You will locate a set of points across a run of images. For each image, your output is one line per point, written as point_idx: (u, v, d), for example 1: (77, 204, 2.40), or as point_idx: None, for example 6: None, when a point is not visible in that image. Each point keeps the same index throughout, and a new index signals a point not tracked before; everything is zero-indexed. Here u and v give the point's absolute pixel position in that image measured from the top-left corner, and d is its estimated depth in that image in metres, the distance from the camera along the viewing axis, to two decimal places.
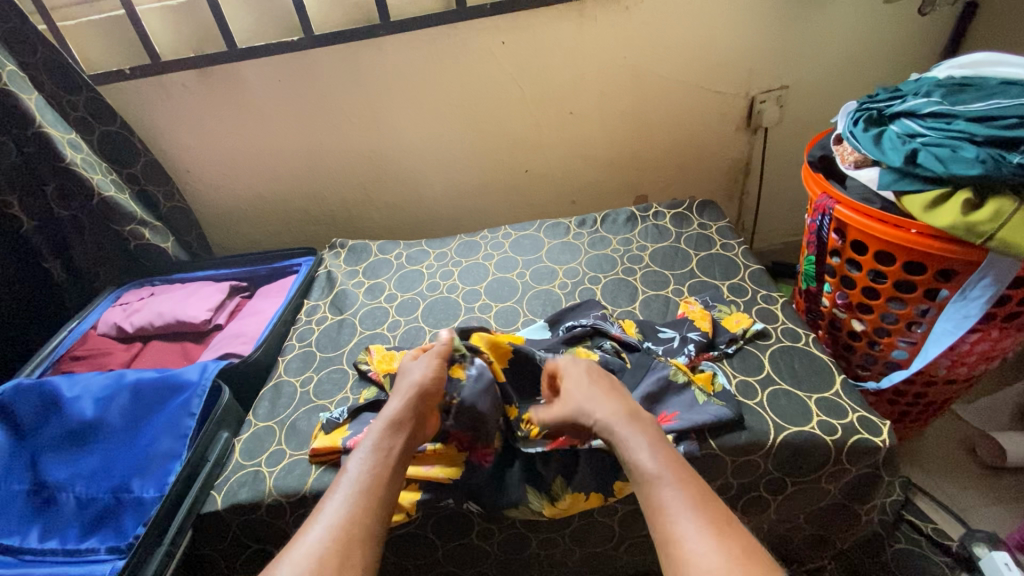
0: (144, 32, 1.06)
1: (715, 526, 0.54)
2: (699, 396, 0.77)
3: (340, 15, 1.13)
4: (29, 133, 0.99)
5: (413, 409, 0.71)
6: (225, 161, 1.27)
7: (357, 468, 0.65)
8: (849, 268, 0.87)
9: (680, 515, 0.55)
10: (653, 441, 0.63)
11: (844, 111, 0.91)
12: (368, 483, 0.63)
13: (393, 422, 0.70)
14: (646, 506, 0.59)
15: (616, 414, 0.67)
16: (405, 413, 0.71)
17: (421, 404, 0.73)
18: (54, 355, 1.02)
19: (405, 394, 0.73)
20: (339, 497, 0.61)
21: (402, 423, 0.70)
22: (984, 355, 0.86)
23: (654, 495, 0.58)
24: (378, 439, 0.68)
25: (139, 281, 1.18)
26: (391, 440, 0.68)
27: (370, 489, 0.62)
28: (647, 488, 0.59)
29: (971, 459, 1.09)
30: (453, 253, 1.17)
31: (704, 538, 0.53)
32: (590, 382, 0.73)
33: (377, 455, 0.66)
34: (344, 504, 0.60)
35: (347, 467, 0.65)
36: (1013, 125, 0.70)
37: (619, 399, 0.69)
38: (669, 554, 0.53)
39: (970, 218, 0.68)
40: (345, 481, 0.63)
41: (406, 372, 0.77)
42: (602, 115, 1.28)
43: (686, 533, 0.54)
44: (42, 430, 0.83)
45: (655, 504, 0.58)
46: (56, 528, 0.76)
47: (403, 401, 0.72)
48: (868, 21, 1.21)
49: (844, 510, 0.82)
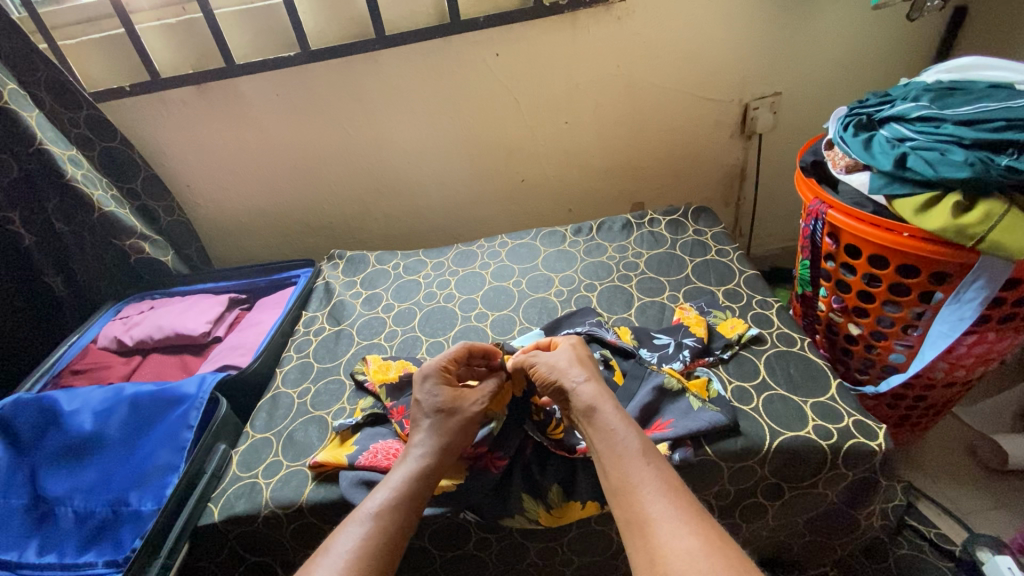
0: (143, 50, 1.08)
1: (687, 510, 0.56)
2: (694, 402, 0.77)
3: (336, 30, 1.14)
4: (29, 150, 1.00)
5: (444, 462, 0.70)
6: (224, 175, 1.28)
7: (379, 512, 0.63)
8: (844, 272, 0.87)
9: (655, 496, 0.58)
10: (628, 422, 0.66)
11: (834, 116, 0.92)
12: (387, 533, 0.61)
13: (421, 472, 0.68)
14: (618, 485, 0.61)
15: (594, 390, 0.70)
16: (435, 464, 0.69)
17: (449, 452, 0.70)
18: (54, 369, 1.03)
19: (433, 438, 0.71)
20: (356, 541, 0.59)
21: (430, 474, 0.68)
22: (982, 358, 0.86)
23: (630, 474, 0.61)
24: (404, 487, 0.66)
25: (138, 294, 1.19)
26: (416, 490, 0.66)
27: (388, 541, 0.60)
28: (622, 465, 0.62)
29: (972, 463, 1.08)
30: (450, 263, 1.18)
31: (675, 519, 0.55)
32: (572, 352, 0.77)
33: (401, 503, 0.64)
34: (360, 552, 0.58)
35: (368, 507, 0.63)
36: (1001, 128, 0.71)
37: (594, 377, 0.73)
38: (645, 533, 0.56)
39: (960, 221, 0.69)
40: (363, 524, 0.61)
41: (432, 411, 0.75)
42: (597, 124, 1.29)
43: (658, 514, 0.56)
44: (41, 445, 0.83)
45: (628, 483, 0.60)
46: (53, 543, 0.75)
47: (434, 448, 0.70)
48: (859, 27, 1.22)
49: (844, 516, 0.81)
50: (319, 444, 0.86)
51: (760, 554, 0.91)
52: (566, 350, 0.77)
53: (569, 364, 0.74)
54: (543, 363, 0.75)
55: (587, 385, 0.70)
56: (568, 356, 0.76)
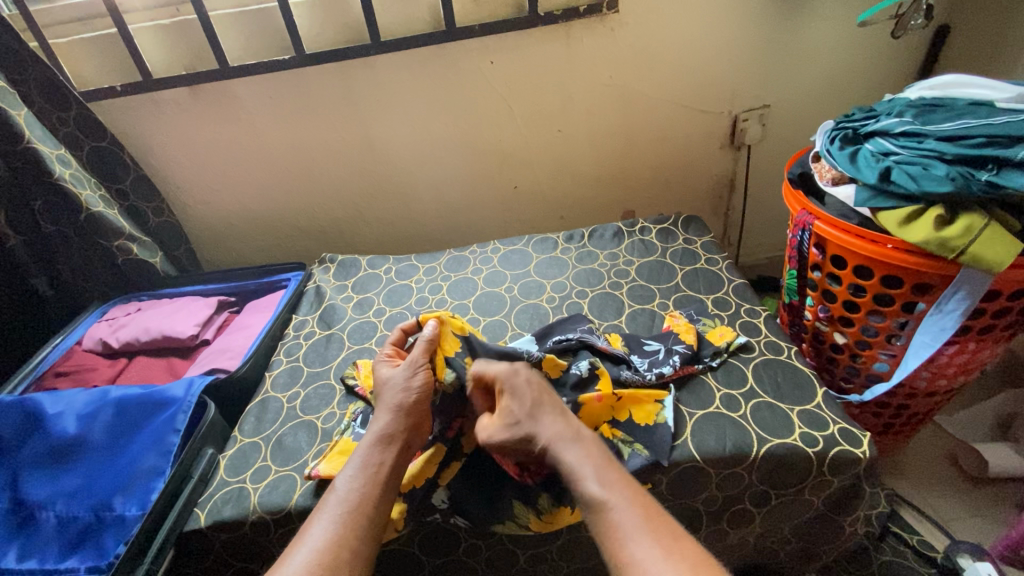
0: (136, 51, 1.07)
1: (667, 545, 0.55)
2: (665, 438, 0.76)
3: (331, 34, 1.15)
4: (17, 149, 0.99)
5: (403, 423, 0.70)
6: (216, 177, 1.28)
7: (347, 490, 0.64)
8: (829, 282, 0.89)
9: (635, 539, 0.56)
10: (602, 466, 0.63)
11: (820, 129, 0.94)
12: (356, 503, 0.63)
13: (381, 439, 0.69)
14: (599, 535, 0.59)
15: (554, 432, 0.67)
16: (394, 428, 0.69)
17: (413, 414, 0.71)
18: (37, 371, 1.01)
19: (392, 405, 0.71)
20: (327, 517, 0.61)
21: (391, 439, 0.69)
22: (963, 368, 0.88)
23: (610, 520, 0.58)
24: (366, 457, 0.67)
25: (125, 296, 1.17)
26: (379, 456, 0.67)
27: (359, 509, 0.62)
28: (600, 514, 0.59)
29: (954, 471, 1.10)
30: (442, 268, 1.18)
31: (655, 558, 0.54)
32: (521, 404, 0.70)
33: (369, 476, 0.65)
34: (330, 528, 0.60)
35: (335, 486, 0.65)
36: (981, 144, 0.73)
37: (551, 415, 0.69)
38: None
39: (942, 234, 0.70)
40: (332, 501, 0.63)
41: (391, 381, 0.75)
42: (589, 133, 1.30)
43: (643, 556, 0.54)
44: (23, 448, 0.82)
45: (606, 525, 0.58)
46: (35, 548, 0.74)
47: (391, 413, 0.71)
48: (846, 42, 1.25)
49: (829, 522, 0.82)
50: (310, 448, 0.85)
51: (748, 560, 0.92)
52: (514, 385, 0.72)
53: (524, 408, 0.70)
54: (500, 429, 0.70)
55: (547, 431, 0.68)
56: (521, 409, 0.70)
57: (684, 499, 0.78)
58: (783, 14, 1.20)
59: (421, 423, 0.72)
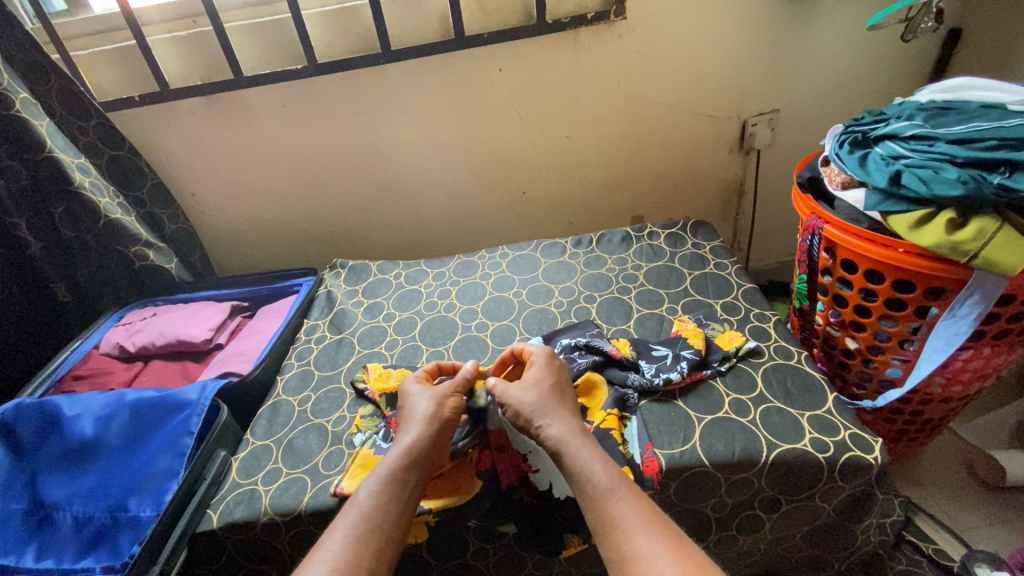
0: (154, 62, 1.10)
1: (671, 541, 0.56)
2: (672, 448, 0.77)
3: (343, 44, 1.17)
4: (38, 159, 1.02)
5: (430, 441, 0.71)
6: (230, 185, 1.30)
7: (370, 505, 0.64)
8: (841, 287, 0.88)
9: (632, 533, 0.58)
10: (599, 459, 0.65)
11: (830, 133, 0.93)
12: (378, 519, 0.63)
13: (409, 454, 0.69)
14: (597, 523, 0.61)
15: (562, 427, 0.69)
16: (421, 444, 0.70)
17: (439, 435, 0.72)
18: (56, 374, 1.03)
19: (423, 421, 0.73)
20: (348, 531, 0.61)
21: (417, 457, 0.69)
22: (978, 374, 0.87)
23: (607, 513, 0.60)
24: (392, 471, 0.67)
25: (141, 301, 1.20)
26: (404, 471, 0.68)
27: (381, 526, 0.62)
28: (597, 503, 0.62)
29: (970, 478, 1.09)
30: (451, 273, 1.19)
31: (660, 556, 0.55)
32: (537, 386, 0.75)
33: (392, 491, 0.65)
34: (353, 541, 0.60)
35: (357, 498, 0.65)
36: (994, 147, 0.72)
37: (561, 411, 0.72)
38: (624, 570, 0.56)
39: (954, 238, 0.70)
40: (354, 514, 0.63)
41: (422, 399, 0.77)
42: (597, 139, 1.31)
43: (641, 550, 0.56)
44: (42, 448, 0.83)
45: (608, 521, 0.60)
46: (51, 548, 0.75)
47: (422, 430, 0.71)
48: (856, 46, 1.24)
49: (840, 529, 0.81)
50: (320, 452, 0.86)
51: (758, 566, 0.91)
52: (530, 386, 0.75)
53: (536, 400, 0.73)
54: (512, 402, 0.74)
55: (554, 423, 0.70)
56: (535, 392, 0.74)
57: (691, 504, 0.78)
58: (791, 18, 1.20)
59: (444, 445, 0.73)
